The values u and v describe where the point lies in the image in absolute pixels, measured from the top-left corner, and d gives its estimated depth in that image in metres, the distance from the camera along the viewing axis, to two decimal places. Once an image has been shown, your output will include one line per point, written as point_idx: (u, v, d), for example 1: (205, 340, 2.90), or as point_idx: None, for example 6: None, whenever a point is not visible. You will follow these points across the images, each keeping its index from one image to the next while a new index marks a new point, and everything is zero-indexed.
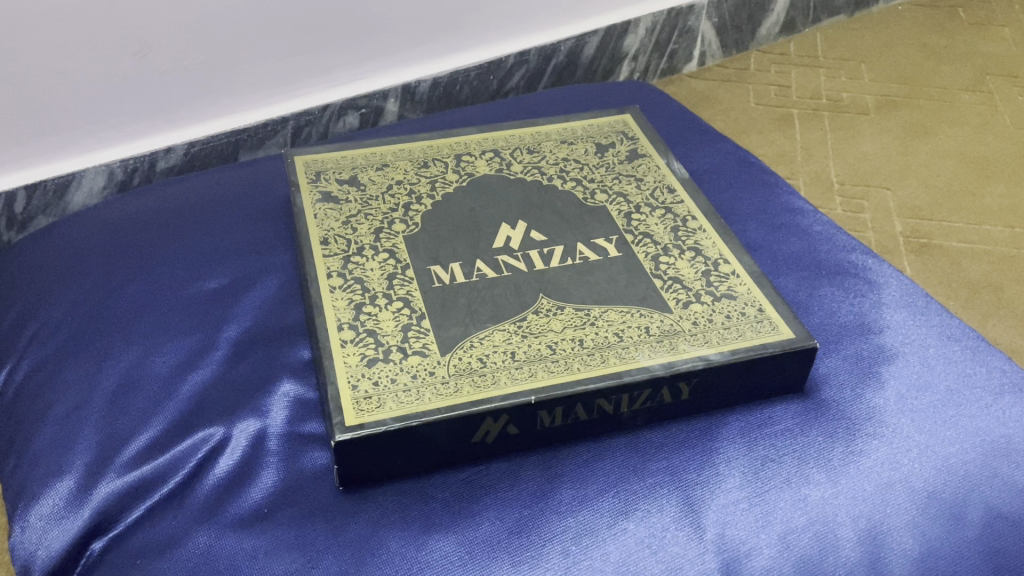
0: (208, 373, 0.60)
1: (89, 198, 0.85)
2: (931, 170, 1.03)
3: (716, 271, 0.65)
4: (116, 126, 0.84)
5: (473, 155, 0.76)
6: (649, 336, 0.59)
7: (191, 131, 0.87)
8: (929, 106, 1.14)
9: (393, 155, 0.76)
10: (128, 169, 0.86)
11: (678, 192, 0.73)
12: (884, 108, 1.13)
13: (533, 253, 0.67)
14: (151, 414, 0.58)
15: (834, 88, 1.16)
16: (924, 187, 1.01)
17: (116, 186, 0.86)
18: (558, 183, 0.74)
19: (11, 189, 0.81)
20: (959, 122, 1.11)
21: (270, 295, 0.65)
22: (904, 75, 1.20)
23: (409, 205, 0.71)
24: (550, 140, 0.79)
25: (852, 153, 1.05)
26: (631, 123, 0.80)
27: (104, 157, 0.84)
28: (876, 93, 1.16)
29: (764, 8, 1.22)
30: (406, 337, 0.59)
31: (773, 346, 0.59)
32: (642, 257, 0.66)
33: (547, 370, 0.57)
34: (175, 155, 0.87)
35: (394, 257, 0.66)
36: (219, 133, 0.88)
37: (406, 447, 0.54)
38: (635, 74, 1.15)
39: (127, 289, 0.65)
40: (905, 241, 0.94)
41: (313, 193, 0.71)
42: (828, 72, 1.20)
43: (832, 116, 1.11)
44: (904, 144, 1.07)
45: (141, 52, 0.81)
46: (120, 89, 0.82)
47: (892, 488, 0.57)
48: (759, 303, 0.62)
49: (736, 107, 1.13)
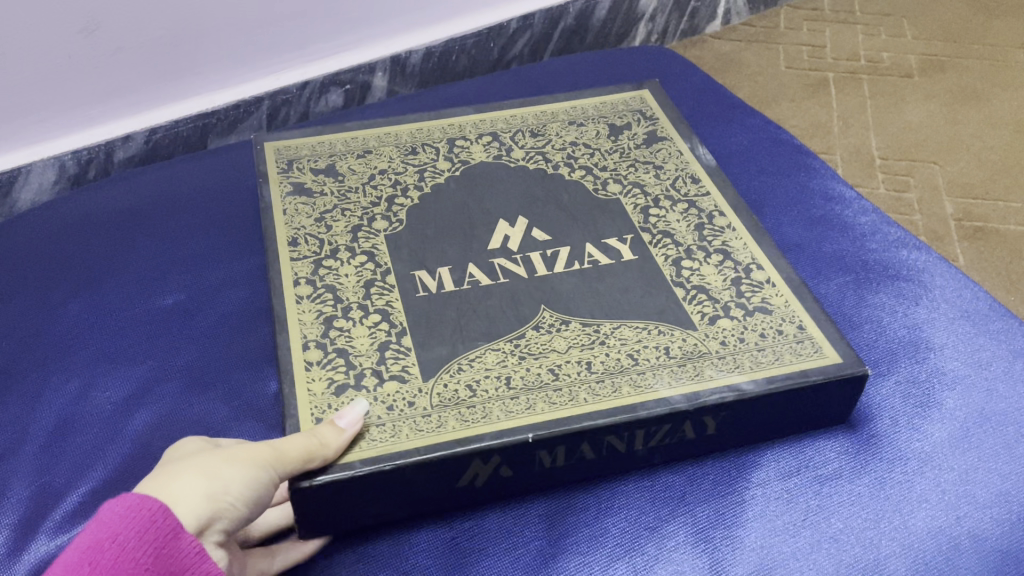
0: (157, 410, 0.51)
1: (38, 194, 0.74)
2: (985, 142, 0.92)
3: (747, 278, 0.56)
4: (66, 112, 0.72)
5: (468, 140, 0.67)
6: (669, 360, 0.50)
7: (153, 115, 0.76)
8: (981, 68, 1.02)
9: (377, 140, 0.67)
10: (82, 160, 0.74)
11: (703, 182, 0.63)
12: (931, 71, 1.01)
13: (535, 257, 0.57)
14: (90, 461, 0.49)
15: (874, 47, 1.05)
16: (977, 161, 0.90)
17: (70, 181, 0.74)
18: (566, 172, 0.64)
19: None
20: (1015, 86, 0.99)
21: (230, 311, 0.56)
22: (952, 33, 1.08)
23: (393, 198, 0.61)
24: (557, 121, 0.69)
25: (897, 125, 0.94)
26: (650, 99, 0.71)
27: (54, 147, 0.73)
28: (922, 53, 1.04)
29: None
30: (382, 358, 0.49)
31: (817, 374, 0.50)
32: (660, 262, 0.57)
33: (549, 401, 0.47)
34: (135, 143, 0.75)
35: (373, 259, 0.56)
36: (184, 117, 0.77)
37: (381, 500, 0.46)
38: (653, 36, 1.04)
39: (70, 308, 0.57)
40: (957, 226, 0.84)
41: (283, 185, 0.62)
42: (869, 32, 1.08)
43: (872, 81, 1.00)
44: (953, 112, 0.95)
45: (90, 29, 0.69)
46: (67, 70, 0.70)
47: (958, 546, 0.49)
48: (799, 318, 0.53)
49: (766, 73, 1.02)
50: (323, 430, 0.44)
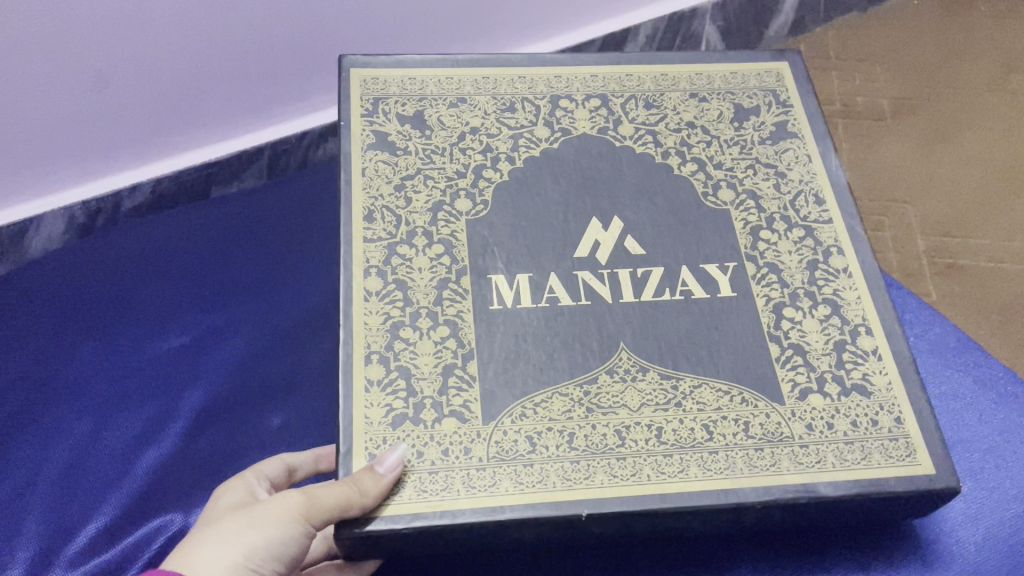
0: (162, 452, 0.57)
1: (49, 244, 0.76)
2: (956, 173, 0.79)
3: (852, 345, 0.50)
4: (88, 162, 0.75)
5: (574, 101, 0.60)
6: (746, 441, 0.47)
7: (156, 167, 0.77)
8: (942, 100, 0.84)
9: (474, 86, 0.60)
10: (91, 210, 0.76)
11: (827, 203, 0.56)
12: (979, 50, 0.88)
13: (623, 275, 0.53)
14: (103, 497, 0.55)
15: (847, 90, 0.85)
16: (994, 173, 0.79)
17: (79, 229, 0.76)
18: (675, 164, 0.58)
19: None
20: (983, 120, 0.82)
21: (239, 352, 0.62)
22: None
23: (481, 168, 0.56)
24: (678, 90, 0.61)
25: (918, 131, 0.82)
26: (788, 78, 0.62)
27: (64, 198, 0.75)
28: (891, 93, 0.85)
29: None
30: (445, 387, 0.47)
31: (903, 486, 0.46)
32: (759, 304, 0.52)
33: (609, 472, 0.45)
34: (141, 194, 0.77)
35: (450, 252, 0.52)
36: (187, 169, 0.77)
37: (427, 545, 0.44)
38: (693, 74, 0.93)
39: (81, 352, 0.62)
40: (930, 262, 0.73)
41: (365, 135, 0.56)
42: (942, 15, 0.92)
43: (846, 124, 0.83)
44: (926, 149, 0.80)
45: (101, 85, 0.70)
46: (89, 129, 0.72)
47: None
48: (899, 409, 0.48)
49: None
50: (361, 477, 0.43)
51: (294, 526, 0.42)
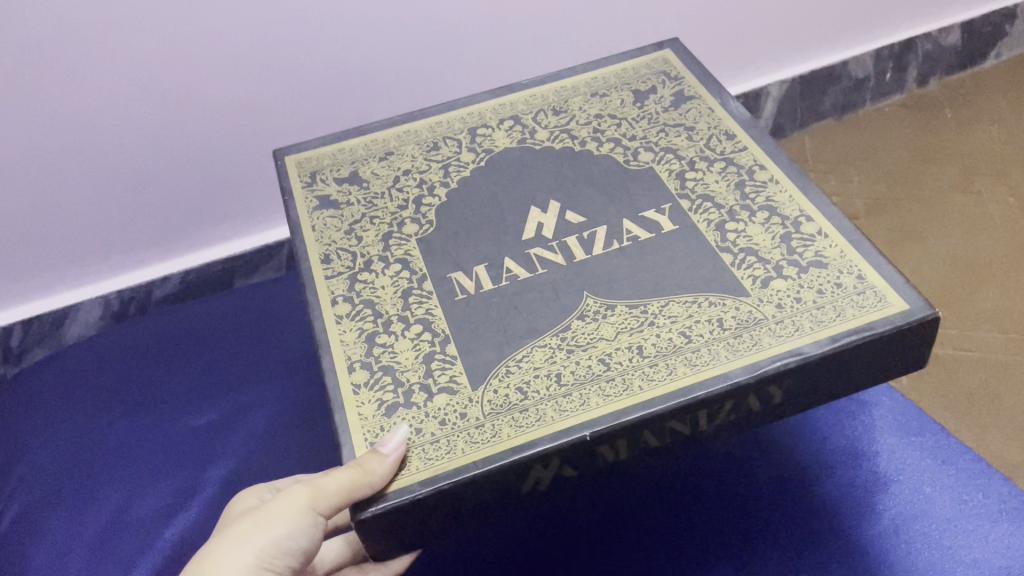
0: (187, 519, 0.59)
1: (86, 327, 0.87)
2: (933, 261, 0.83)
3: (798, 233, 0.53)
4: (139, 251, 0.86)
5: (490, 126, 0.65)
6: (723, 332, 0.48)
7: (184, 261, 0.88)
8: (924, 194, 0.90)
9: (398, 139, 0.65)
10: (124, 298, 0.87)
11: (739, 137, 0.60)
12: (951, 153, 0.94)
13: (571, 241, 0.55)
14: (134, 561, 0.57)
15: (822, 168, 0.96)
16: (967, 267, 0.83)
17: (112, 316, 0.88)
18: (594, 147, 0.62)
19: (9, 323, 0.83)
20: (964, 218, 0.87)
21: (256, 429, 0.65)
22: (1003, 114, 0.98)
23: (420, 198, 0.60)
24: (579, 94, 0.67)
25: (893, 226, 0.88)
26: (674, 60, 0.68)
27: (101, 290, 0.86)
28: (877, 186, 0.92)
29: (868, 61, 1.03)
30: (430, 371, 0.49)
31: (883, 327, 0.47)
32: (702, 228, 0.55)
33: (602, 394, 0.46)
34: (171, 283, 0.88)
35: (407, 267, 0.55)
36: (213, 263, 0.89)
37: (445, 512, 0.44)
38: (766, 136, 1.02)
39: (113, 429, 0.66)
40: None
41: (309, 200, 0.61)
42: (912, 118, 1.00)
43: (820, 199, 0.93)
44: (900, 241, 0.86)
45: (140, 185, 0.81)
46: (136, 221, 0.84)
47: None
48: (858, 269, 0.50)
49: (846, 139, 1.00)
50: (367, 458, 0.44)
51: (303, 517, 0.43)
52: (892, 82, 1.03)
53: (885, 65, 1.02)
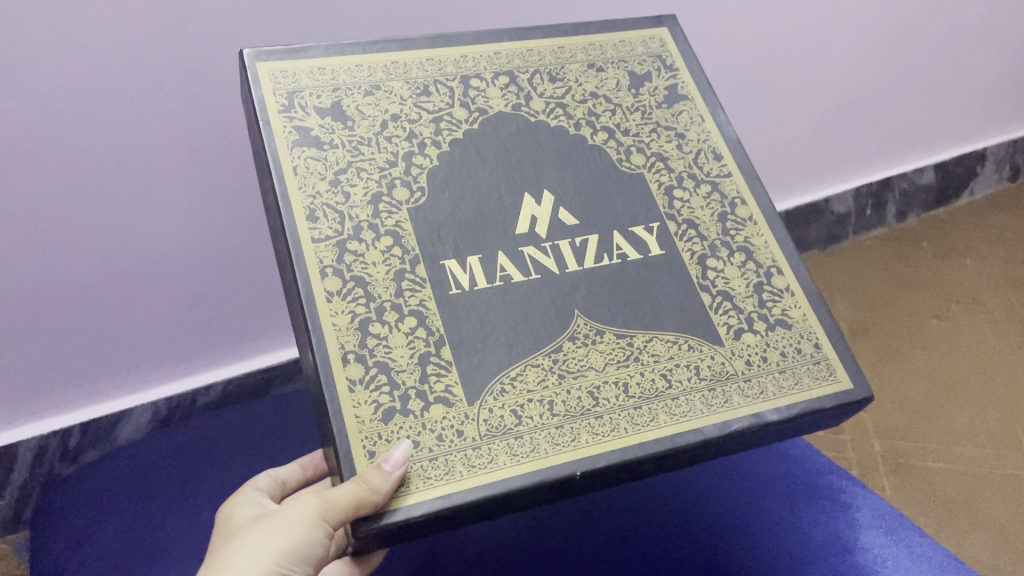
0: None
1: (135, 431, 0.89)
2: (907, 390, 1.12)
3: (768, 284, 0.57)
4: (189, 361, 0.90)
5: (484, 80, 0.61)
6: (700, 383, 0.52)
7: (223, 371, 0.93)
8: (901, 333, 1.21)
9: (385, 72, 0.60)
10: (172, 404, 0.90)
11: (725, 157, 0.62)
12: (959, 273, 1.31)
13: (563, 246, 0.56)
14: None
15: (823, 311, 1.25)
16: (933, 387, 1.13)
17: (159, 421, 0.90)
18: (589, 135, 0.61)
19: (68, 425, 0.85)
20: (927, 347, 1.19)
21: None
22: (972, 248, 1.36)
23: (410, 155, 0.57)
24: (576, 62, 0.64)
25: (874, 353, 1.18)
26: (669, 43, 0.67)
27: (152, 393, 0.90)
28: (853, 323, 1.22)
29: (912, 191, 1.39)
30: (425, 376, 0.49)
31: (831, 401, 0.53)
32: (686, 258, 0.57)
33: (592, 432, 0.49)
34: (214, 391, 0.92)
35: (399, 243, 0.53)
36: (252, 372, 0.94)
37: (437, 526, 0.47)
38: None
39: (168, 518, 0.70)
40: (884, 461, 1.04)
41: (287, 132, 0.55)
42: (887, 249, 1.36)
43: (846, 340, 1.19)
44: (878, 372, 1.15)
45: (192, 305, 0.86)
46: (193, 325, 0.88)
47: None
48: (815, 336, 0.56)
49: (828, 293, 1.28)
50: (370, 474, 0.44)
51: (315, 529, 0.44)
52: (872, 216, 1.37)
53: (865, 203, 1.35)
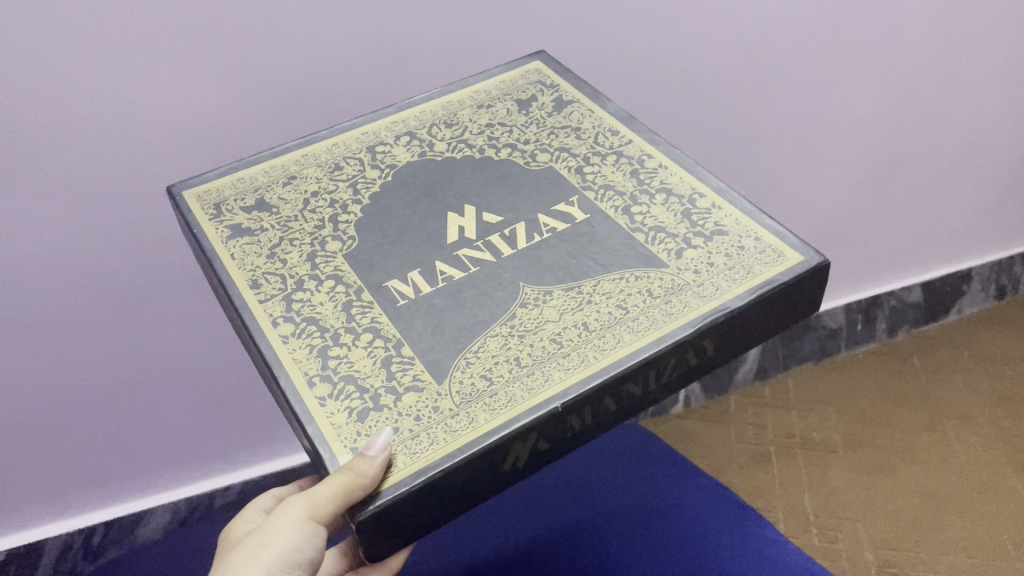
0: None
1: (155, 530, 1.10)
2: (897, 501, 1.24)
3: (695, 208, 0.59)
4: (204, 457, 1.10)
5: (388, 144, 0.67)
6: (654, 299, 0.53)
7: (244, 473, 1.14)
8: (892, 443, 1.32)
9: (298, 163, 0.66)
10: (190, 505, 1.11)
11: (622, 132, 0.66)
12: (938, 385, 1.41)
13: (495, 239, 0.59)
14: None
15: (806, 426, 1.35)
16: (923, 499, 1.25)
17: (178, 520, 1.10)
18: (493, 153, 0.66)
19: (95, 524, 1.06)
20: (920, 461, 1.30)
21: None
22: (955, 364, 1.45)
23: (336, 216, 0.61)
24: (466, 107, 0.70)
25: (864, 465, 1.29)
26: (546, 69, 0.73)
27: (174, 497, 1.10)
28: (845, 433, 1.33)
29: (903, 304, 1.46)
30: (391, 374, 0.50)
31: (786, 276, 0.54)
32: (611, 214, 0.60)
33: (563, 369, 0.50)
34: (231, 492, 1.13)
35: (341, 282, 0.56)
36: (269, 475, 1.14)
37: (436, 499, 0.46)
38: (701, 398, 1.38)
39: None
40: (878, 570, 1.17)
41: (220, 230, 0.60)
42: (876, 363, 1.45)
43: (805, 454, 1.31)
44: (869, 481, 1.27)
45: (213, 406, 1.05)
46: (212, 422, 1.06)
47: None
48: (754, 232, 0.57)
49: (823, 401, 1.38)
50: (356, 461, 0.44)
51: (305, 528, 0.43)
52: (863, 330, 1.46)
53: (856, 317, 1.43)
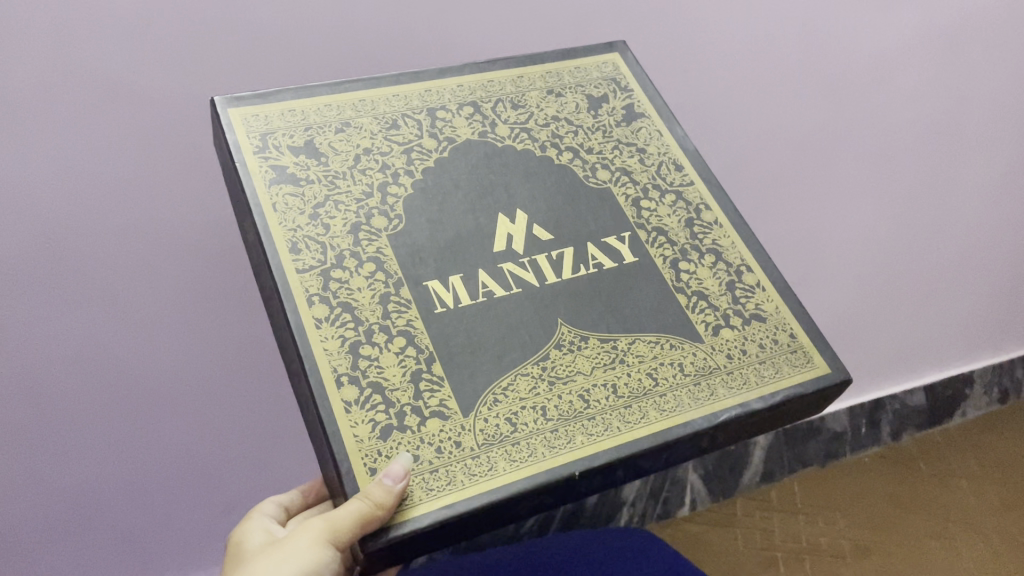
0: None
1: None
2: None
3: (740, 282, 0.59)
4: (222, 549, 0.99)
5: (450, 111, 0.64)
6: (685, 378, 0.54)
7: None
8: (899, 548, 1.22)
9: (355, 109, 0.62)
10: None
11: (685, 168, 0.65)
12: (946, 490, 1.33)
13: (541, 260, 0.58)
14: None
15: (812, 532, 1.24)
16: None
17: None
18: (555, 155, 0.64)
19: None
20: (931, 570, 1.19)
21: None
22: (960, 472, 1.37)
23: (386, 185, 0.59)
24: (535, 88, 0.67)
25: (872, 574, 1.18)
26: (622, 66, 0.70)
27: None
28: (852, 540, 1.23)
29: (903, 406, 1.42)
30: (419, 393, 0.50)
31: (810, 385, 0.55)
32: (658, 263, 0.59)
33: (586, 433, 0.50)
34: None
35: (382, 268, 0.55)
36: None
37: (441, 535, 0.47)
38: (705, 500, 1.28)
39: None
40: None
41: (264, 171, 0.57)
42: (882, 469, 1.38)
43: (813, 561, 1.19)
44: None
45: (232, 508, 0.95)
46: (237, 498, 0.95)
47: None
48: (790, 326, 0.58)
49: (828, 509, 1.28)
50: (371, 490, 0.45)
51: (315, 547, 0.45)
52: (867, 435, 1.40)
53: (859, 421, 1.38)
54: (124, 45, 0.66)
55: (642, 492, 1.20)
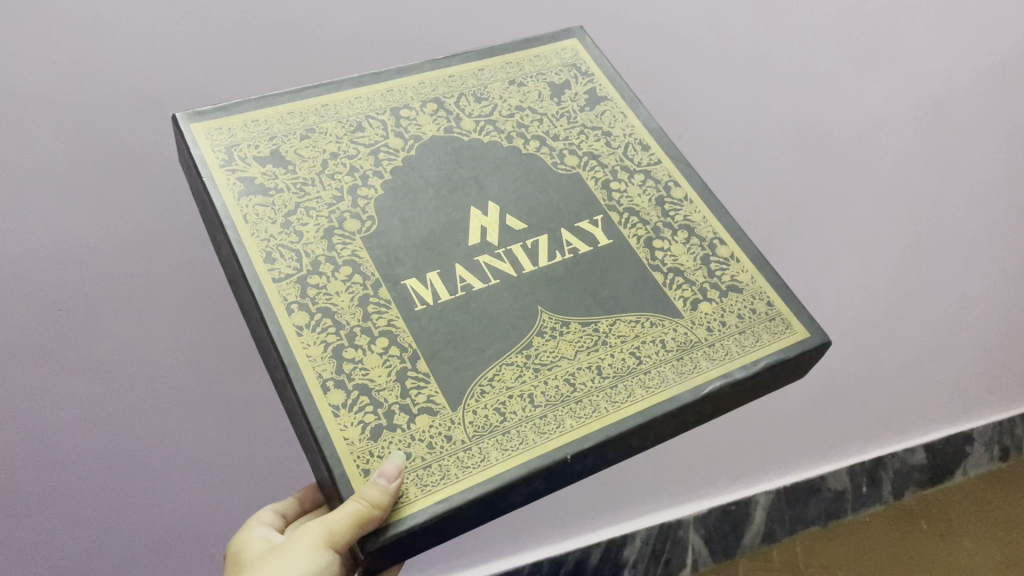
0: None
1: None
2: None
3: (714, 255, 0.60)
4: None
5: (413, 108, 0.64)
6: (668, 354, 0.55)
7: None
8: None
9: (318, 114, 0.62)
10: None
11: (652, 148, 0.65)
12: (947, 556, 1.28)
13: (516, 249, 0.58)
14: None
15: None
16: None
17: None
18: (521, 145, 0.64)
19: None
20: None
21: None
22: (967, 541, 1.31)
23: (355, 188, 0.59)
24: (497, 80, 0.67)
25: None
26: (582, 52, 0.70)
27: None
28: None
29: (905, 461, 1.35)
30: (405, 390, 0.50)
31: (791, 351, 0.56)
32: (633, 243, 0.60)
33: (575, 415, 0.51)
34: None
35: (358, 270, 0.55)
36: None
37: (438, 530, 0.47)
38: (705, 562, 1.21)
39: None
40: None
41: (232, 183, 0.57)
42: (885, 530, 1.31)
43: None
44: None
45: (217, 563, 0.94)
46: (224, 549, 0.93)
47: None
48: (767, 295, 0.58)
49: None
50: (368, 490, 0.45)
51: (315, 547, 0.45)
52: (869, 494, 1.33)
53: (860, 479, 1.32)
54: (82, 79, 0.68)
55: (643, 553, 1.16)
